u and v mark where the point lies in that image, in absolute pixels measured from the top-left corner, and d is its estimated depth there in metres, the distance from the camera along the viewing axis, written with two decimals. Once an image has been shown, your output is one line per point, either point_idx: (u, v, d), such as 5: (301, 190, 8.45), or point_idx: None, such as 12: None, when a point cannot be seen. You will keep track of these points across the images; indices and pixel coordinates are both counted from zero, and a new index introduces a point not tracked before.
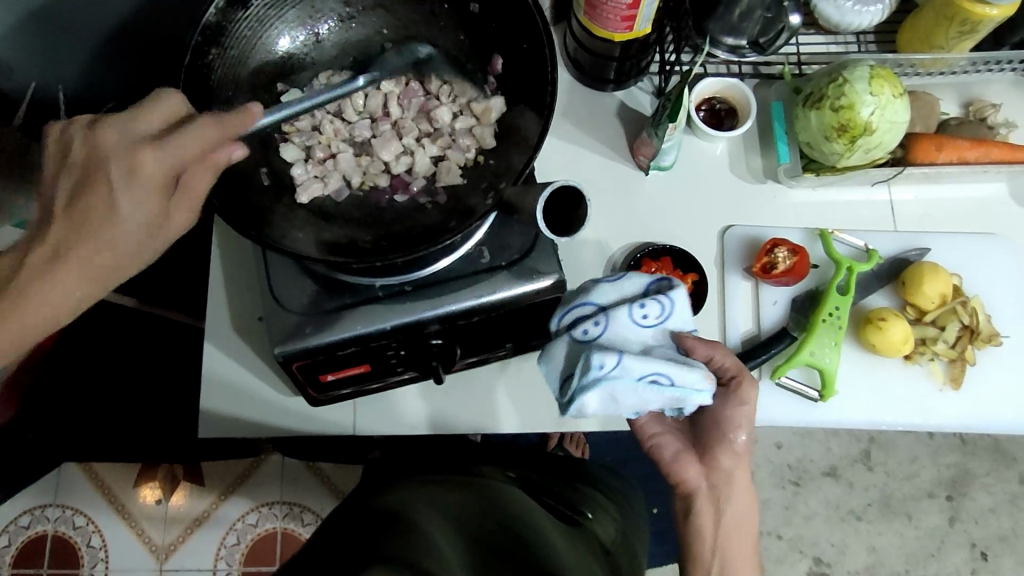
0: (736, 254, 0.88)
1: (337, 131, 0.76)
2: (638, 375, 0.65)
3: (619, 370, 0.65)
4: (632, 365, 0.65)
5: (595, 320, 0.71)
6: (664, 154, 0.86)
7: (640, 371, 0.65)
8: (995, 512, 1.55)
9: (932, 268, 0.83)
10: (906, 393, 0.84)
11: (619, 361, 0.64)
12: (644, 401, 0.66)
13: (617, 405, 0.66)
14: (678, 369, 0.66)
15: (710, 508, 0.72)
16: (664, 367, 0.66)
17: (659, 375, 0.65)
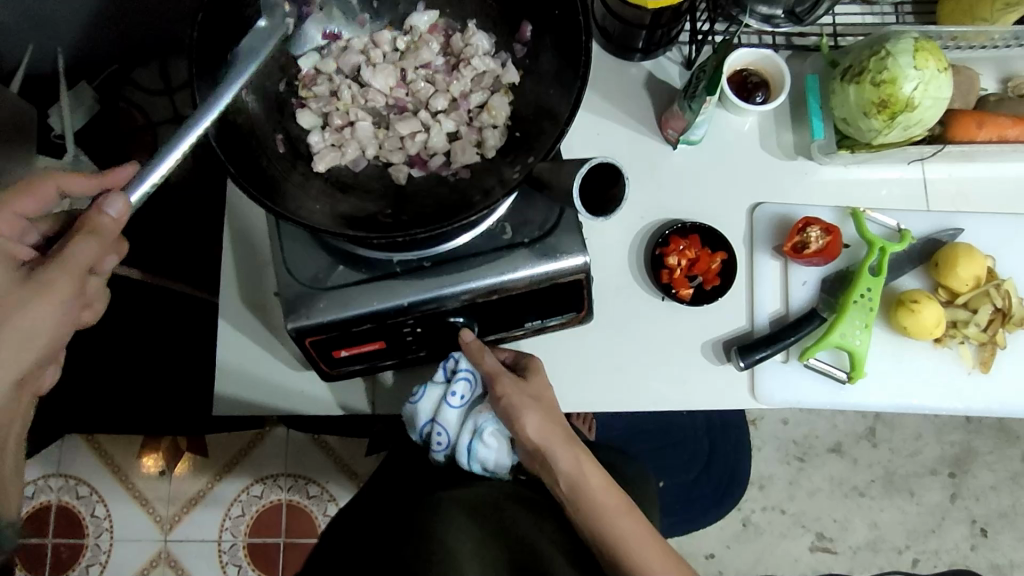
0: (766, 233, 0.85)
1: (355, 99, 0.73)
2: (472, 451, 0.75)
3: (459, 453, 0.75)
4: (465, 452, 0.75)
5: (438, 433, 0.75)
6: (696, 129, 0.83)
7: (468, 447, 0.74)
8: (996, 490, 1.56)
9: (966, 250, 0.81)
10: (935, 377, 0.83)
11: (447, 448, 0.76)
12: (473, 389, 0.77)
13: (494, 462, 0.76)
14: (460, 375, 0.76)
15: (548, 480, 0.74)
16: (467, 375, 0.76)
17: (485, 438, 0.74)
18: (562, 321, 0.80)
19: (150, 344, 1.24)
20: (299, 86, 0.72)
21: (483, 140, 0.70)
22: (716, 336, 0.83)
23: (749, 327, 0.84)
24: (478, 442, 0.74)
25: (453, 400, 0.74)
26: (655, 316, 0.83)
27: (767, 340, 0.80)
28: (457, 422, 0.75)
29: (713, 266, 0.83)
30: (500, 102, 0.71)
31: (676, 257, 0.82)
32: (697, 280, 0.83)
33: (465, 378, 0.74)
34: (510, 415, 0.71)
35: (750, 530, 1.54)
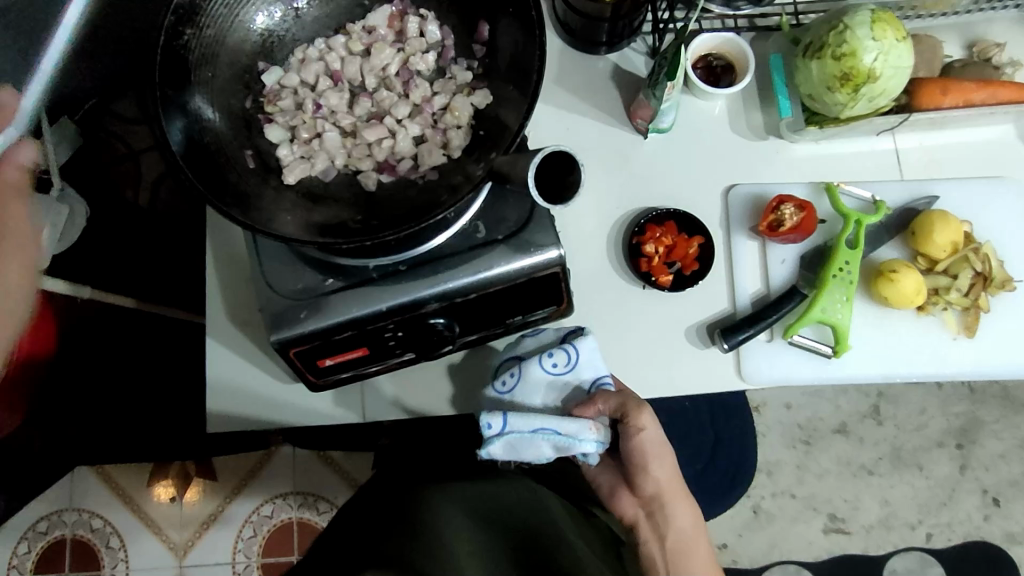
0: (741, 214, 0.86)
1: (320, 110, 0.73)
2: (530, 430, 0.69)
3: (514, 427, 0.69)
4: (521, 422, 0.69)
5: (511, 371, 0.77)
6: (663, 116, 0.84)
7: (529, 425, 0.69)
8: (1006, 458, 1.55)
9: (942, 216, 0.81)
10: (920, 345, 0.83)
11: (507, 420, 0.68)
12: (585, 373, 0.76)
13: (514, 451, 0.70)
14: (582, 358, 0.76)
15: (655, 531, 0.76)
16: (585, 360, 0.76)
17: (550, 427, 0.69)
18: (544, 315, 0.80)
19: (150, 372, 1.25)
20: (263, 102, 0.72)
21: (448, 141, 0.71)
22: (699, 320, 0.83)
23: (731, 309, 0.84)
24: (559, 431, 0.70)
25: (545, 357, 0.76)
26: (637, 306, 0.84)
27: (750, 320, 0.80)
28: (537, 381, 0.76)
29: (691, 251, 0.83)
30: (461, 103, 0.71)
31: (652, 245, 0.83)
32: (675, 267, 0.84)
33: (567, 350, 0.76)
34: (644, 452, 0.74)
35: (762, 517, 1.53)
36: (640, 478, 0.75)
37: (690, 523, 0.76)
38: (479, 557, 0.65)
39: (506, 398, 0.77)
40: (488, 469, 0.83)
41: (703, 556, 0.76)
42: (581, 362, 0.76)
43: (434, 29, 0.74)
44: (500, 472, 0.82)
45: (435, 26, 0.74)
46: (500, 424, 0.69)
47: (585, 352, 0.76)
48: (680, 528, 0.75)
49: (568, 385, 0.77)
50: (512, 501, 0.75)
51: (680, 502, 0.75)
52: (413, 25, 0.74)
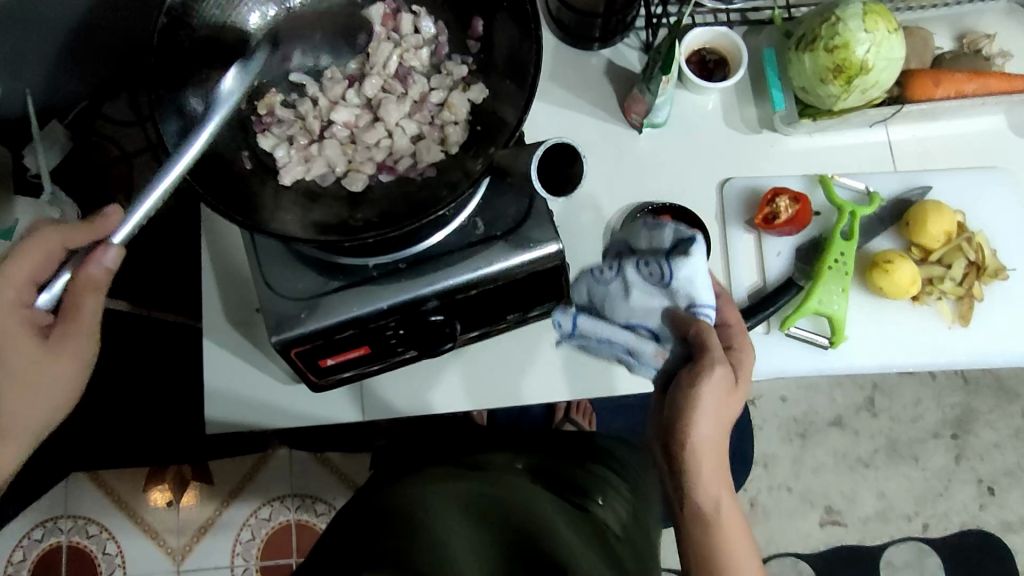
0: (737, 207, 0.86)
1: (316, 115, 0.72)
2: (595, 338, 0.82)
3: (581, 330, 0.83)
4: (588, 327, 0.82)
5: (610, 265, 0.83)
6: (658, 110, 0.84)
7: (596, 330, 0.82)
8: (1000, 448, 1.57)
9: (936, 206, 0.82)
10: (916, 335, 0.83)
11: (576, 320, 0.82)
12: (690, 287, 0.77)
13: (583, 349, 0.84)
14: (691, 267, 0.77)
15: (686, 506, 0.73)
16: (691, 277, 0.77)
17: (617, 342, 0.81)
18: (543, 311, 0.81)
19: (145, 375, 1.24)
20: (258, 103, 0.71)
21: (446, 137, 0.71)
22: None
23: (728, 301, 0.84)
24: (632, 342, 0.80)
25: (644, 264, 0.79)
26: None
27: (748, 312, 0.81)
28: (631, 287, 0.80)
29: None
30: (459, 100, 0.71)
31: None
32: None
33: (667, 265, 0.78)
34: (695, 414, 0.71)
35: (759, 511, 1.54)
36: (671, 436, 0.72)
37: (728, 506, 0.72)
38: (481, 557, 0.63)
39: (602, 286, 0.82)
40: (477, 467, 0.83)
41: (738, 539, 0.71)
42: (679, 284, 0.77)
43: (428, 25, 0.74)
44: (491, 473, 0.82)
45: (430, 22, 0.74)
46: (554, 251, 0.72)
47: (691, 266, 0.76)
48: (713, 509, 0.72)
49: (660, 297, 0.79)
50: (509, 497, 0.75)
51: (711, 476, 0.72)
52: (408, 22, 0.74)
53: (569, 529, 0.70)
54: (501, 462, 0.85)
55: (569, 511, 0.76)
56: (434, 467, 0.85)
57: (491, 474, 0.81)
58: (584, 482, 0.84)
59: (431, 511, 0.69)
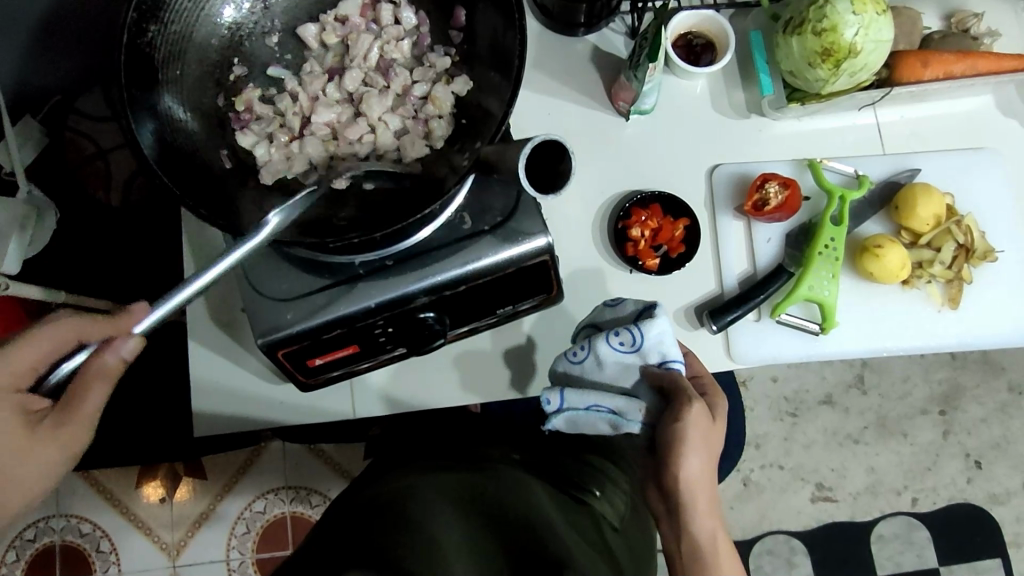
0: (725, 194, 0.85)
1: (295, 111, 0.70)
2: (585, 406, 0.74)
3: (570, 404, 0.74)
4: (576, 397, 0.74)
5: (581, 344, 0.77)
6: (645, 97, 0.82)
7: (584, 401, 0.74)
8: (986, 422, 1.61)
9: (924, 189, 0.81)
10: (907, 318, 0.83)
11: (563, 396, 0.74)
12: (661, 345, 0.74)
13: (573, 425, 0.76)
14: (652, 326, 0.74)
15: (673, 530, 0.73)
16: (659, 337, 0.74)
17: (604, 405, 0.74)
18: (533, 304, 0.79)
19: (135, 374, 1.22)
20: (235, 99, 0.69)
21: (430, 131, 0.69)
22: (686, 302, 0.83)
23: (718, 290, 0.84)
24: (617, 411, 0.74)
25: (611, 336, 0.75)
26: (625, 291, 0.83)
27: (739, 300, 0.80)
28: (603, 359, 0.75)
29: (677, 233, 0.83)
30: (442, 93, 0.69)
31: (639, 229, 0.82)
32: (662, 250, 0.84)
33: (634, 331, 0.74)
34: (683, 443, 0.69)
35: (751, 489, 1.59)
36: (664, 469, 0.71)
37: (717, 534, 0.72)
38: (473, 551, 0.64)
39: (574, 368, 0.77)
40: (482, 465, 0.82)
41: (728, 559, 0.71)
42: (649, 345, 0.74)
43: (409, 15, 0.72)
44: (493, 465, 0.82)
45: (411, 11, 0.72)
46: (556, 401, 0.74)
47: (656, 328, 0.74)
48: (699, 538, 0.71)
49: (634, 362, 0.76)
50: (512, 497, 0.73)
51: (702, 514, 0.71)
52: (388, 12, 0.72)
53: (567, 528, 0.72)
54: (501, 454, 0.87)
55: (565, 510, 0.76)
56: (433, 460, 0.85)
57: (495, 469, 0.81)
58: (577, 475, 0.86)
59: (422, 506, 0.68)
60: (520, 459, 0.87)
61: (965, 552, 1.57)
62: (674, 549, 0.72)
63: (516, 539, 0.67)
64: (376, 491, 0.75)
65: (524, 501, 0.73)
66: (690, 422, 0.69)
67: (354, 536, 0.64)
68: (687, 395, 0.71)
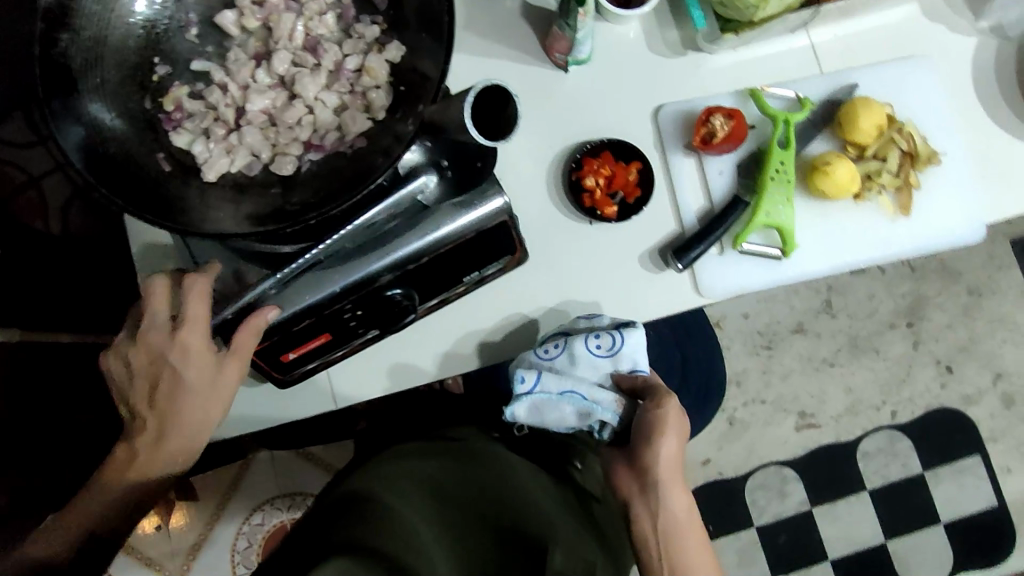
0: (673, 133, 0.85)
1: (225, 100, 0.68)
2: (558, 393, 0.78)
3: (541, 388, 0.78)
4: (551, 383, 0.78)
5: (556, 342, 0.79)
6: (580, 46, 0.81)
7: (557, 388, 0.78)
8: (951, 327, 1.75)
9: (863, 101, 0.82)
10: (861, 231, 0.85)
11: (538, 380, 0.77)
12: (635, 351, 0.79)
13: (538, 412, 0.79)
14: (630, 334, 0.78)
15: (648, 516, 0.77)
16: (634, 345, 0.79)
17: (578, 393, 0.78)
18: (499, 267, 0.79)
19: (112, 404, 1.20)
20: (163, 100, 0.66)
21: (370, 103, 0.66)
22: (650, 244, 0.84)
23: (679, 228, 0.85)
24: (588, 401, 0.78)
25: (591, 338, 0.77)
26: (588, 242, 0.84)
27: (699, 236, 0.81)
28: (578, 357, 0.78)
29: (631, 177, 0.84)
30: (374, 61, 0.66)
31: (592, 178, 0.82)
32: (619, 196, 0.84)
33: (614, 336, 0.78)
34: (660, 425, 0.77)
35: (738, 426, 1.72)
36: (640, 451, 0.78)
37: (686, 515, 0.78)
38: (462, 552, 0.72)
39: (546, 363, 0.79)
40: (455, 444, 0.89)
41: (696, 541, 0.78)
42: (625, 351, 0.78)
43: None
44: (466, 442, 0.89)
45: None
46: (527, 386, 0.78)
47: (631, 337, 0.78)
48: (671, 520, 0.77)
49: (606, 364, 0.80)
50: (506, 487, 0.79)
51: (675, 494, 0.77)
52: None
53: (551, 503, 0.79)
54: (472, 432, 0.93)
55: (542, 477, 0.85)
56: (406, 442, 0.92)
57: (470, 445, 0.87)
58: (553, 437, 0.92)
59: (390, 494, 0.74)
60: (499, 436, 0.93)
61: (947, 453, 1.73)
62: (650, 532, 0.77)
63: (504, 530, 0.75)
64: (356, 479, 0.81)
65: (515, 490, 0.78)
66: (670, 407, 0.77)
67: (333, 529, 0.69)
68: (663, 390, 0.79)
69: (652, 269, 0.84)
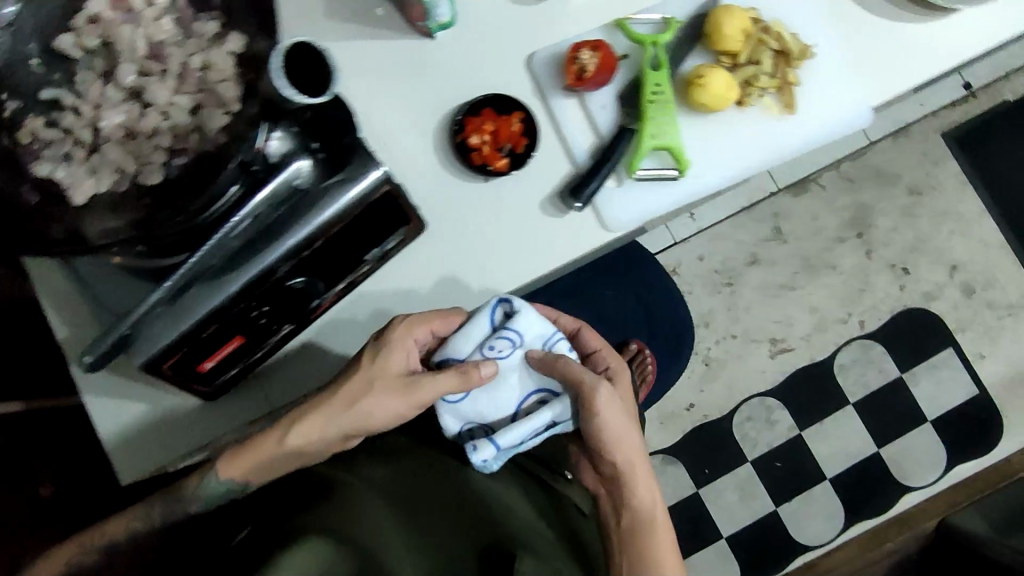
0: (549, 77, 0.86)
1: (77, 120, 0.65)
2: (522, 437, 0.81)
3: (505, 443, 0.81)
4: (507, 437, 0.81)
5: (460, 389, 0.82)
6: (437, 8, 0.81)
7: (516, 433, 0.81)
8: (899, 230, 1.77)
9: (724, 10, 0.83)
10: (751, 137, 0.86)
11: (495, 443, 0.80)
12: (539, 329, 0.82)
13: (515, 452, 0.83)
14: (520, 323, 0.81)
15: (614, 510, 0.86)
16: (531, 332, 0.82)
17: (538, 426, 0.82)
18: (397, 241, 0.80)
19: None
20: (18, 135, 0.65)
21: (222, 98, 0.66)
22: (547, 191, 0.85)
23: (573, 169, 0.85)
24: (541, 416, 0.82)
25: (489, 351, 0.81)
26: (488, 203, 0.84)
27: (591, 172, 0.82)
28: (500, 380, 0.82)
29: (515, 128, 0.84)
30: (219, 56, 0.66)
31: (477, 136, 0.83)
32: (507, 149, 0.84)
33: (507, 334, 0.80)
34: (605, 431, 0.82)
35: (714, 366, 1.74)
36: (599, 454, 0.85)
37: (650, 505, 0.84)
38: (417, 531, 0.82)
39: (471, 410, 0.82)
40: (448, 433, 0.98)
41: (663, 535, 0.83)
42: (528, 338, 0.82)
43: None
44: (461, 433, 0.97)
45: None
46: (494, 453, 0.81)
47: (519, 317, 0.81)
48: (633, 516, 0.83)
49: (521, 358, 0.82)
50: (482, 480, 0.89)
51: (640, 490, 0.84)
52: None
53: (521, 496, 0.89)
54: None
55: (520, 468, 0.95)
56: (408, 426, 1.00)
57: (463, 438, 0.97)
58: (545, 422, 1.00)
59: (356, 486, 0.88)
60: None
61: (919, 351, 1.75)
62: (616, 526, 0.84)
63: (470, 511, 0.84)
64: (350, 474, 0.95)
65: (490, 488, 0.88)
66: (610, 410, 0.81)
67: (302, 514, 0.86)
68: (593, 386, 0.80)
69: (553, 214, 0.85)
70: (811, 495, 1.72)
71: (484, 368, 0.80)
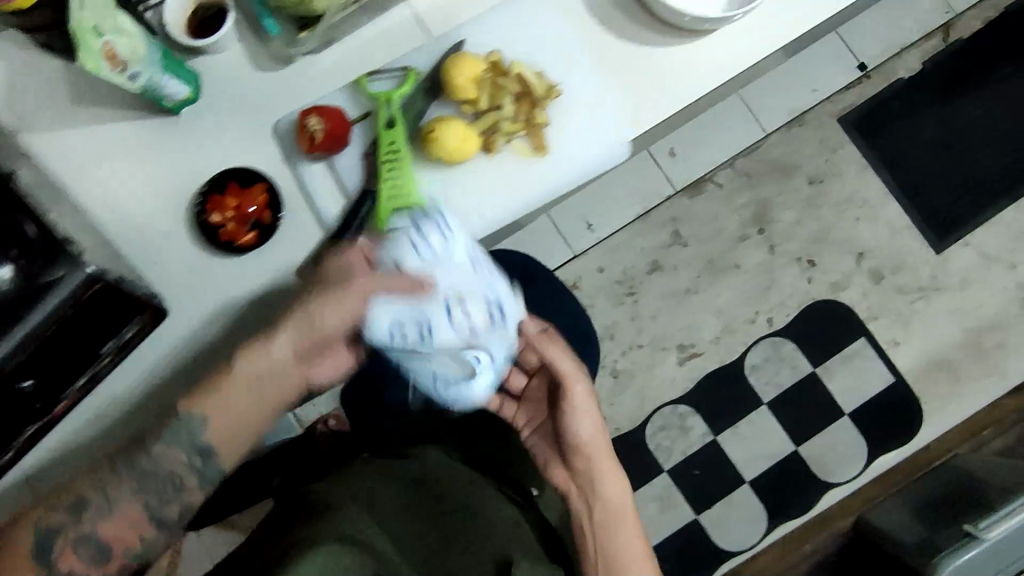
0: (293, 145, 0.87)
1: None
2: (471, 357, 0.76)
3: (447, 365, 0.76)
4: (453, 358, 0.75)
5: (389, 304, 0.73)
6: (163, 86, 0.80)
7: (461, 355, 0.76)
8: (801, 223, 1.66)
9: (456, 58, 0.82)
10: (501, 184, 0.85)
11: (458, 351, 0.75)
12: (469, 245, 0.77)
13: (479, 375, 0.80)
14: (445, 237, 0.75)
15: (582, 502, 0.88)
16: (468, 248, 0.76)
17: (483, 352, 0.77)
18: (136, 329, 0.80)
19: None
20: None
21: None
22: (298, 259, 0.86)
23: (324, 234, 0.86)
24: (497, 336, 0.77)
25: (419, 261, 0.74)
26: (241, 274, 0.86)
27: (333, 241, 0.83)
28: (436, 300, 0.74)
29: (259, 200, 0.84)
30: None
31: (218, 214, 0.83)
32: (253, 222, 0.85)
33: (437, 238, 0.75)
34: (582, 410, 0.87)
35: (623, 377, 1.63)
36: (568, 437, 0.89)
37: (619, 494, 0.88)
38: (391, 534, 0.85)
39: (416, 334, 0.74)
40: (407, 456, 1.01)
41: (628, 529, 0.86)
42: (453, 250, 0.75)
43: None
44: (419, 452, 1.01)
45: None
46: (458, 366, 0.76)
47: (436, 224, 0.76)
48: (604, 504, 0.87)
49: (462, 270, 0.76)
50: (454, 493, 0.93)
51: (606, 479, 0.88)
52: None
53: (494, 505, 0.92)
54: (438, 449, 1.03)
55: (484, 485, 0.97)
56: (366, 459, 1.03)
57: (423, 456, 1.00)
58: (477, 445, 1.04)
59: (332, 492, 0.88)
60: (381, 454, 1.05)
61: (832, 346, 1.65)
62: (585, 514, 0.88)
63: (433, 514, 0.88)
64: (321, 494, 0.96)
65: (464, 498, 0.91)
66: (582, 391, 0.88)
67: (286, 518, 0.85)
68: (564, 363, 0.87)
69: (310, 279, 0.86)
70: (731, 505, 1.61)
71: (425, 284, 0.73)
